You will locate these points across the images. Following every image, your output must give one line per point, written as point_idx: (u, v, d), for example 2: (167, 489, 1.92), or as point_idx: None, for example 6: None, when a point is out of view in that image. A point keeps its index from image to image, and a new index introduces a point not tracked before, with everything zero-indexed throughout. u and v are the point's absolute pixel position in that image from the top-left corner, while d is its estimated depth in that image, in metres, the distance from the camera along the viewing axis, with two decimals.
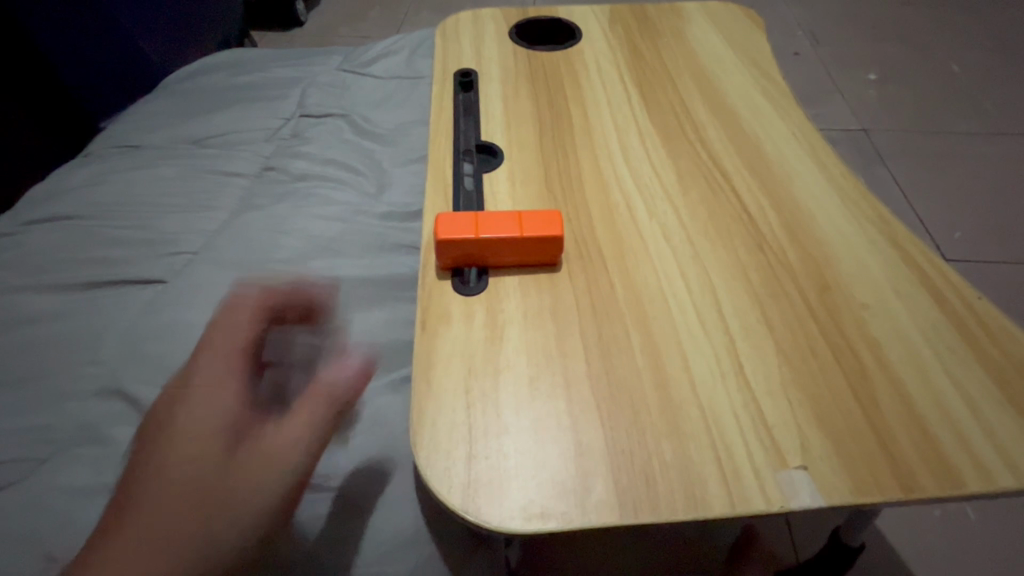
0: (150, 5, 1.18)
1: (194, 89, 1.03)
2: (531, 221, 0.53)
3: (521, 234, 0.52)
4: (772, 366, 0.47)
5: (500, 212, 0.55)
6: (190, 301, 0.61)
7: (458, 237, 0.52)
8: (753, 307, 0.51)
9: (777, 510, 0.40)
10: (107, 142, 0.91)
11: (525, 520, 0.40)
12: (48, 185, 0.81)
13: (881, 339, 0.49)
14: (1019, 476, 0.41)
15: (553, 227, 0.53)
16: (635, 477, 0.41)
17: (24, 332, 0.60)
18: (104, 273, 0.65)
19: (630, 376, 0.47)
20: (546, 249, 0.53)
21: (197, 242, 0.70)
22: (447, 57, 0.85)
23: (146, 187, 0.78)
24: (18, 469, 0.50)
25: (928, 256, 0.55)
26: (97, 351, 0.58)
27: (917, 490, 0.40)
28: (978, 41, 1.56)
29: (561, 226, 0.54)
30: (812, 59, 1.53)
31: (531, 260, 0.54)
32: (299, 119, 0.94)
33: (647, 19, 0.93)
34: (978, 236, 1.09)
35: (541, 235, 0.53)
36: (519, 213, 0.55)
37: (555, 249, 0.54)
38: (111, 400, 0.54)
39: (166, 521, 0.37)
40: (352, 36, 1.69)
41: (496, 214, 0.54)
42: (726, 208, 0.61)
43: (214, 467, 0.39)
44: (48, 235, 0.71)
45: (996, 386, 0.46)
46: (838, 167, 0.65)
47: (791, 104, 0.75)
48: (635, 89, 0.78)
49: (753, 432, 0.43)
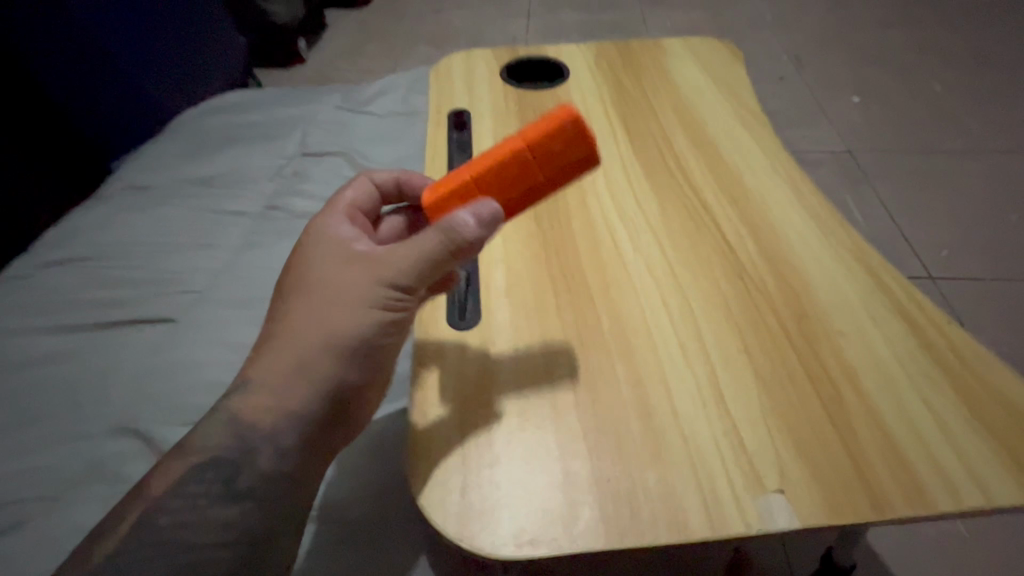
0: (158, 54, 1.23)
1: (200, 130, 1.07)
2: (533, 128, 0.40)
3: (521, 146, 0.39)
4: (751, 393, 0.49)
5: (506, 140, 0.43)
6: (198, 339, 0.64)
7: (454, 183, 0.43)
8: (733, 336, 0.54)
9: (756, 532, 0.41)
10: (117, 183, 0.95)
11: (517, 546, 0.42)
12: (61, 228, 0.85)
13: (857, 365, 0.51)
14: (988, 496, 0.43)
15: (573, 135, 0.38)
16: (620, 504, 0.43)
17: (38, 373, 0.62)
18: (114, 313, 0.68)
19: (615, 405, 0.49)
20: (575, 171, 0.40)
21: (203, 280, 0.73)
22: (442, 97, 0.89)
23: (154, 227, 0.81)
24: (27, 508, 0.51)
25: (901, 283, 0.58)
26: (107, 390, 0.60)
27: (890, 511, 0.42)
28: (959, 61, 1.61)
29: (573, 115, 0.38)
30: (796, 82, 1.57)
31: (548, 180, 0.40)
32: (301, 158, 0.97)
33: (631, 55, 0.98)
34: (963, 253, 1.12)
35: (543, 136, 0.39)
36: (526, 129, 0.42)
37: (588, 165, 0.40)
38: (120, 437, 0.56)
39: (279, 338, 0.42)
40: (352, 71, 1.76)
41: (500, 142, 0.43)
42: (707, 239, 0.64)
43: (311, 306, 0.42)
44: (62, 276, 0.74)
45: (966, 407, 0.48)
46: (814, 196, 0.69)
47: (768, 135, 0.79)
48: (619, 124, 0.82)
49: (732, 457, 0.45)
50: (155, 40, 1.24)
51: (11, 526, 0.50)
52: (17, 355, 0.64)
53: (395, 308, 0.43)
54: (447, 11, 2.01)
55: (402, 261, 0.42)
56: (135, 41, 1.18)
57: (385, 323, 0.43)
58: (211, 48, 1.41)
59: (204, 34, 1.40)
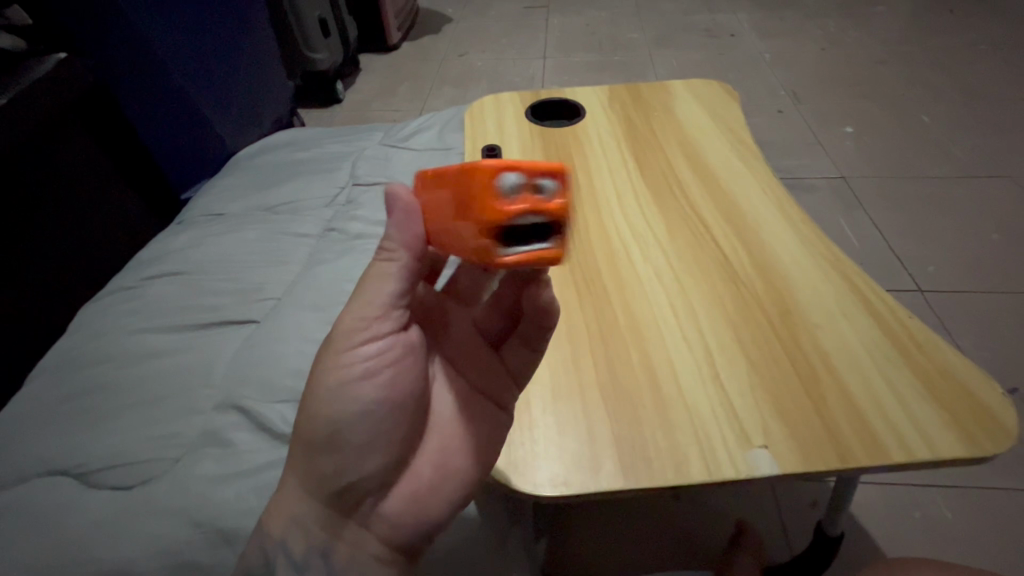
0: (226, 94, 1.33)
1: (262, 164, 1.22)
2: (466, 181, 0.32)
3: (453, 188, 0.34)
4: (742, 373, 0.60)
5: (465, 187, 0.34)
6: (280, 336, 0.76)
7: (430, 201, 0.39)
8: (727, 328, 0.65)
9: (744, 477, 0.52)
10: (196, 211, 1.10)
11: (553, 487, 0.53)
12: (154, 249, 0.99)
13: (830, 350, 0.62)
14: (934, 451, 0.53)
15: (472, 184, 0.31)
16: (635, 455, 0.54)
17: (153, 363, 0.75)
18: (209, 316, 0.82)
19: (630, 382, 0.60)
20: (464, 223, 0.32)
21: (280, 290, 0.87)
22: (476, 135, 1.04)
23: (235, 248, 0.95)
24: (159, 466, 0.64)
25: (870, 286, 0.69)
26: (211, 376, 0.73)
27: (852, 461, 0.53)
28: (946, 95, 1.73)
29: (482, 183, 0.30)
30: (794, 115, 1.71)
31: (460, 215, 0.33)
32: (352, 188, 1.11)
33: (639, 96, 1.12)
34: (950, 269, 1.22)
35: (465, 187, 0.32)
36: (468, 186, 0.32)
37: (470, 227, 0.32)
38: (227, 412, 0.69)
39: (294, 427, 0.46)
40: (386, 110, 1.94)
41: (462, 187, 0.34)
42: (706, 251, 0.76)
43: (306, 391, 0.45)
44: (162, 287, 0.88)
45: (921, 384, 0.58)
46: (799, 216, 0.80)
47: (760, 165, 0.91)
48: (630, 156, 0.95)
49: (726, 421, 0.56)
50: (226, 80, 1.33)
51: (149, 478, 0.63)
52: (133, 349, 0.78)
53: (349, 369, 0.43)
54: (470, 54, 2.20)
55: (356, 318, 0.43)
56: (212, 85, 1.28)
57: (342, 388, 0.43)
58: (268, 85, 1.52)
59: (267, 74, 1.52)
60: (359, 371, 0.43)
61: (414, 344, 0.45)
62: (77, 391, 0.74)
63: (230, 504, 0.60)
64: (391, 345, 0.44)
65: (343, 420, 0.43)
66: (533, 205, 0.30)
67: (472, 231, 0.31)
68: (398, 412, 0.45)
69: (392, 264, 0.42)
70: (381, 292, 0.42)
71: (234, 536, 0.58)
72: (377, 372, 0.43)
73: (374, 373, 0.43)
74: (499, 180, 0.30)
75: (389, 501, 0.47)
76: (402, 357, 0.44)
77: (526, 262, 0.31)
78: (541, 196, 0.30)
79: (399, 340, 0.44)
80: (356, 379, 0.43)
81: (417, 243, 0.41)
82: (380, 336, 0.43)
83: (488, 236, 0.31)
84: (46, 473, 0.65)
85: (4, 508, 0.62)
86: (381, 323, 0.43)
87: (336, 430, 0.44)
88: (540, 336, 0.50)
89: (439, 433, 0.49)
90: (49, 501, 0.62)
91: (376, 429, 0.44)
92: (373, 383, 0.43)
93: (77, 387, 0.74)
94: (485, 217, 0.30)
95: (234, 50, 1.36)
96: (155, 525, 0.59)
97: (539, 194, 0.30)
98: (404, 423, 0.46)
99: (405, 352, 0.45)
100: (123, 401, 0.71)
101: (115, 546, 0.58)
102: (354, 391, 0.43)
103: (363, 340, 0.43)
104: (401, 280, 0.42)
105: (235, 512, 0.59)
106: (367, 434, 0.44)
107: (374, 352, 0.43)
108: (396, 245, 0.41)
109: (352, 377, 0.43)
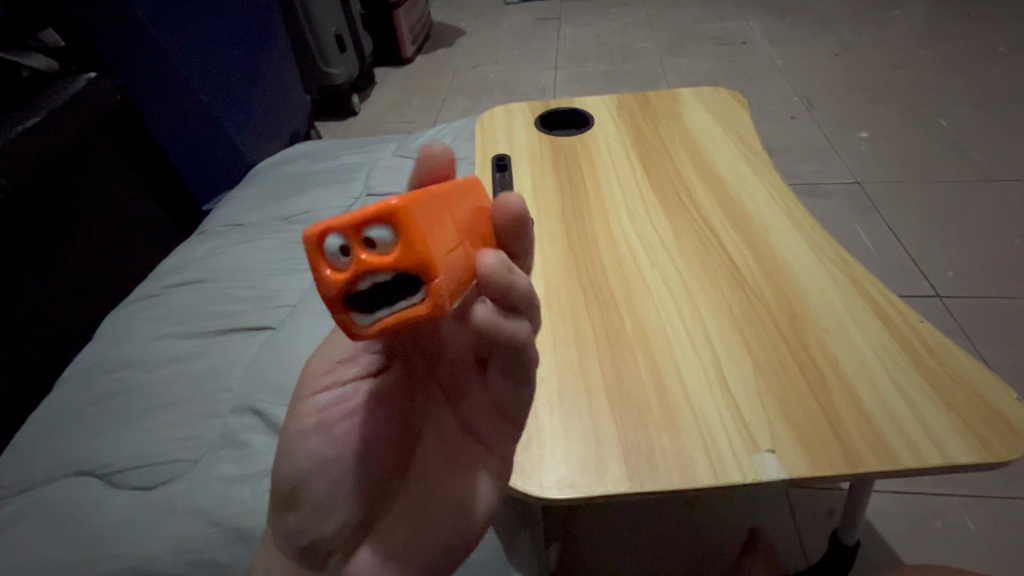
0: (247, 108, 1.38)
1: (280, 176, 1.25)
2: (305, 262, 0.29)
3: None
4: (750, 377, 0.60)
5: None
6: (292, 345, 0.78)
7: None
8: (734, 332, 0.65)
9: (750, 481, 0.52)
10: (215, 222, 1.14)
11: (559, 489, 0.53)
12: (176, 259, 1.03)
13: (839, 354, 0.62)
14: (945, 457, 0.52)
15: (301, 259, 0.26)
16: (641, 459, 0.55)
17: (176, 367, 0.78)
18: (227, 323, 0.84)
19: (637, 386, 0.61)
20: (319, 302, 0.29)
21: (295, 297, 0.89)
22: (486, 144, 1.06)
23: (252, 257, 0.98)
24: (178, 466, 0.66)
25: (880, 290, 0.68)
26: (229, 380, 0.75)
27: (861, 466, 0.52)
28: (964, 97, 1.71)
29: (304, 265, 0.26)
30: (807, 121, 1.70)
31: None
32: (366, 198, 1.13)
33: (648, 105, 1.13)
34: (969, 275, 1.20)
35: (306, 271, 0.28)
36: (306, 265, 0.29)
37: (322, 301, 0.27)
38: (243, 414, 0.71)
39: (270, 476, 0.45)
40: (400, 122, 1.98)
41: None
42: (715, 258, 0.76)
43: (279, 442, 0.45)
44: (184, 294, 0.91)
45: (932, 389, 0.58)
46: (809, 221, 0.80)
47: (770, 170, 0.91)
48: (639, 164, 0.96)
49: (733, 427, 0.56)
50: (246, 95, 1.38)
51: (169, 479, 0.65)
52: (155, 354, 0.80)
53: (308, 417, 0.43)
54: (483, 66, 2.24)
55: (322, 366, 0.44)
56: (233, 100, 1.33)
57: (300, 437, 0.42)
58: (288, 100, 1.57)
59: (287, 89, 1.57)
60: (318, 420, 0.42)
61: (385, 389, 0.43)
62: (103, 394, 0.76)
63: (245, 503, 0.62)
64: (351, 393, 0.43)
65: (302, 472, 0.42)
66: (370, 266, 0.25)
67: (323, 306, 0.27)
68: (364, 461, 0.42)
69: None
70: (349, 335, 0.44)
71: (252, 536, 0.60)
72: (335, 422, 0.42)
73: (334, 423, 0.42)
74: (323, 247, 0.25)
75: (357, 561, 0.42)
76: (364, 407, 0.43)
77: (389, 326, 0.27)
78: (376, 247, 0.25)
79: (360, 388, 0.43)
80: (314, 430, 0.42)
81: None
82: (341, 382, 0.43)
83: (338, 309, 0.26)
84: (73, 473, 0.68)
85: (35, 505, 0.65)
86: (343, 368, 0.43)
87: (299, 483, 0.42)
88: (518, 363, 0.38)
89: (416, 490, 0.42)
90: (74, 501, 0.64)
91: (343, 480, 0.42)
92: (331, 433, 0.42)
93: (102, 390, 0.77)
94: (323, 293, 0.26)
95: (252, 63, 1.40)
96: (175, 522, 0.61)
97: (376, 246, 0.25)
98: (375, 473, 0.43)
99: (370, 399, 0.42)
100: (146, 404, 0.73)
101: (138, 545, 0.60)
102: (312, 441, 0.42)
103: (324, 387, 0.43)
104: None
105: (252, 512, 0.61)
106: (336, 485, 0.42)
107: (331, 399, 0.43)
108: None
109: (309, 426, 0.42)
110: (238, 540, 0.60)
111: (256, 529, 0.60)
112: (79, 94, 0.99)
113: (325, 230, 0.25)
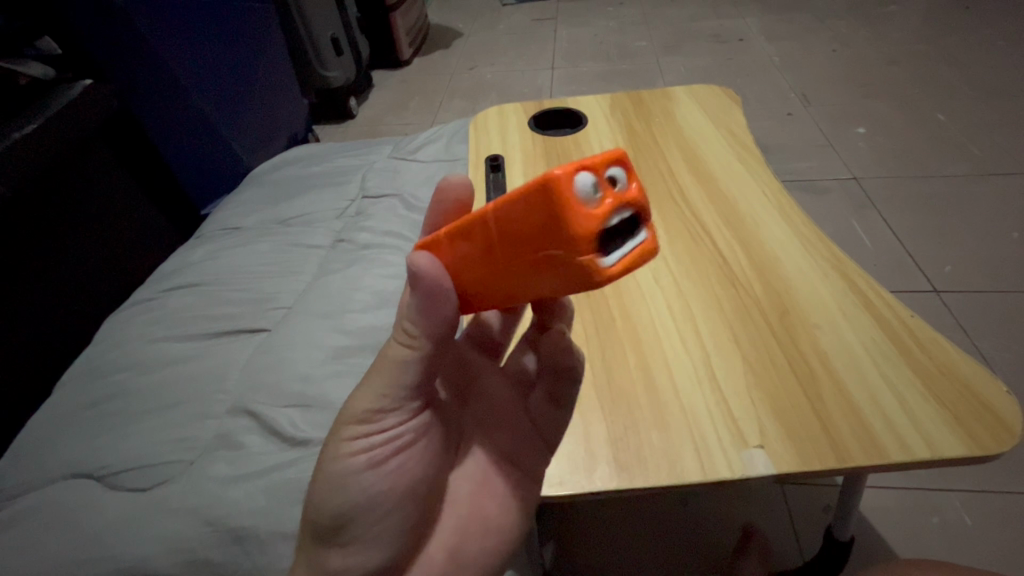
0: (243, 111, 1.39)
1: (278, 180, 1.26)
2: (524, 216, 0.29)
3: (513, 221, 0.30)
4: (739, 374, 0.61)
5: (511, 215, 0.30)
6: (289, 348, 0.78)
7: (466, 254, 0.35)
8: (725, 328, 0.66)
9: (740, 477, 0.52)
10: (213, 226, 1.14)
11: (548, 487, 0.54)
12: (174, 263, 1.03)
13: (829, 350, 0.62)
14: (934, 450, 0.52)
15: (550, 198, 0.27)
16: (630, 456, 0.55)
17: (172, 369, 0.79)
18: (224, 326, 0.85)
19: (627, 383, 0.61)
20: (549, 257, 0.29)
21: (292, 299, 0.90)
22: (479, 146, 1.06)
23: (250, 262, 0.98)
24: (174, 468, 0.67)
25: (870, 284, 0.69)
26: (224, 382, 0.76)
27: (850, 461, 0.52)
28: (961, 92, 1.70)
29: (559, 207, 0.27)
30: (804, 117, 1.69)
31: (539, 253, 0.30)
32: (361, 200, 1.13)
33: (641, 103, 1.13)
34: (967, 269, 1.19)
35: (535, 229, 0.29)
36: (528, 220, 0.29)
37: (560, 245, 0.28)
38: (238, 416, 0.71)
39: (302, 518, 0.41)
40: (398, 124, 1.98)
41: (510, 215, 0.30)
42: (706, 255, 0.76)
43: (317, 485, 0.40)
44: (183, 300, 0.91)
45: (921, 384, 0.58)
46: (800, 217, 0.80)
47: (761, 167, 0.91)
48: (631, 163, 0.96)
49: (722, 422, 0.56)
50: (242, 98, 1.38)
51: (165, 480, 0.66)
52: (153, 356, 0.81)
53: (356, 457, 0.39)
54: (481, 67, 2.24)
55: (367, 404, 0.38)
56: (228, 104, 1.33)
57: (349, 479, 0.39)
58: (285, 104, 1.58)
59: (284, 93, 1.58)
60: (370, 462, 0.39)
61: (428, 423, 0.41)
62: (101, 397, 0.77)
63: (239, 503, 0.62)
64: (402, 432, 0.40)
65: (346, 511, 0.39)
66: (621, 200, 0.28)
67: (569, 248, 0.28)
68: (412, 498, 0.41)
69: (411, 354, 0.38)
70: (392, 379, 0.38)
71: (245, 536, 0.60)
72: (385, 461, 0.39)
73: (383, 460, 0.39)
74: (577, 183, 0.27)
75: None
76: (413, 443, 0.40)
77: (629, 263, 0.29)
78: (616, 183, 0.28)
79: (411, 426, 0.40)
80: (363, 470, 0.39)
81: (439, 330, 0.38)
82: (391, 425, 0.39)
83: (589, 245, 0.28)
84: (71, 475, 0.68)
85: (33, 507, 0.66)
86: (393, 412, 0.39)
87: (344, 520, 0.39)
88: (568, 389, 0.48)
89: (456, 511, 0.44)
90: (71, 502, 0.65)
91: (384, 520, 0.40)
92: (383, 472, 0.39)
93: (101, 394, 0.78)
94: (583, 233, 0.27)
95: (249, 68, 1.42)
96: (171, 521, 0.61)
97: (616, 184, 0.28)
98: (416, 507, 0.41)
99: (418, 434, 0.41)
100: (143, 406, 0.74)
101: (131, 546, 0.60)
102: (360, 481, 0.39)
103: (373, 430, 0.39)
104: (421, 369, 0.39)
105: (245, 512, 0.61)
106: (367, 525, 0.40)
107: (382, 439, 0.39)
108: (416, 330, 0.38)
109: (357, 467, 0.39)
110: (233, 540, 0.60)
111: (249, 529, 0.60)
112: (76, 99, 0.99)
113: (581, 169, 0.27)
